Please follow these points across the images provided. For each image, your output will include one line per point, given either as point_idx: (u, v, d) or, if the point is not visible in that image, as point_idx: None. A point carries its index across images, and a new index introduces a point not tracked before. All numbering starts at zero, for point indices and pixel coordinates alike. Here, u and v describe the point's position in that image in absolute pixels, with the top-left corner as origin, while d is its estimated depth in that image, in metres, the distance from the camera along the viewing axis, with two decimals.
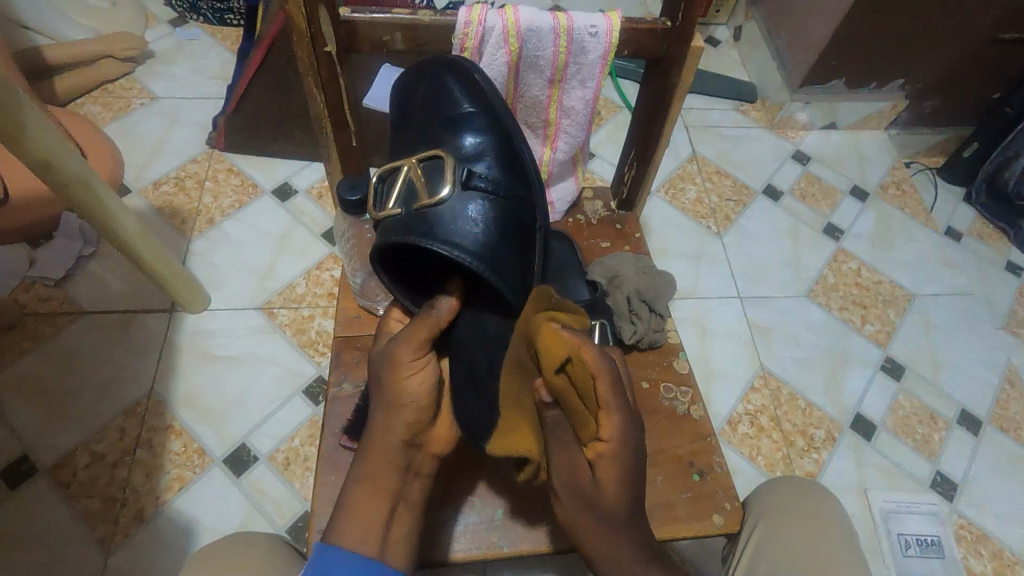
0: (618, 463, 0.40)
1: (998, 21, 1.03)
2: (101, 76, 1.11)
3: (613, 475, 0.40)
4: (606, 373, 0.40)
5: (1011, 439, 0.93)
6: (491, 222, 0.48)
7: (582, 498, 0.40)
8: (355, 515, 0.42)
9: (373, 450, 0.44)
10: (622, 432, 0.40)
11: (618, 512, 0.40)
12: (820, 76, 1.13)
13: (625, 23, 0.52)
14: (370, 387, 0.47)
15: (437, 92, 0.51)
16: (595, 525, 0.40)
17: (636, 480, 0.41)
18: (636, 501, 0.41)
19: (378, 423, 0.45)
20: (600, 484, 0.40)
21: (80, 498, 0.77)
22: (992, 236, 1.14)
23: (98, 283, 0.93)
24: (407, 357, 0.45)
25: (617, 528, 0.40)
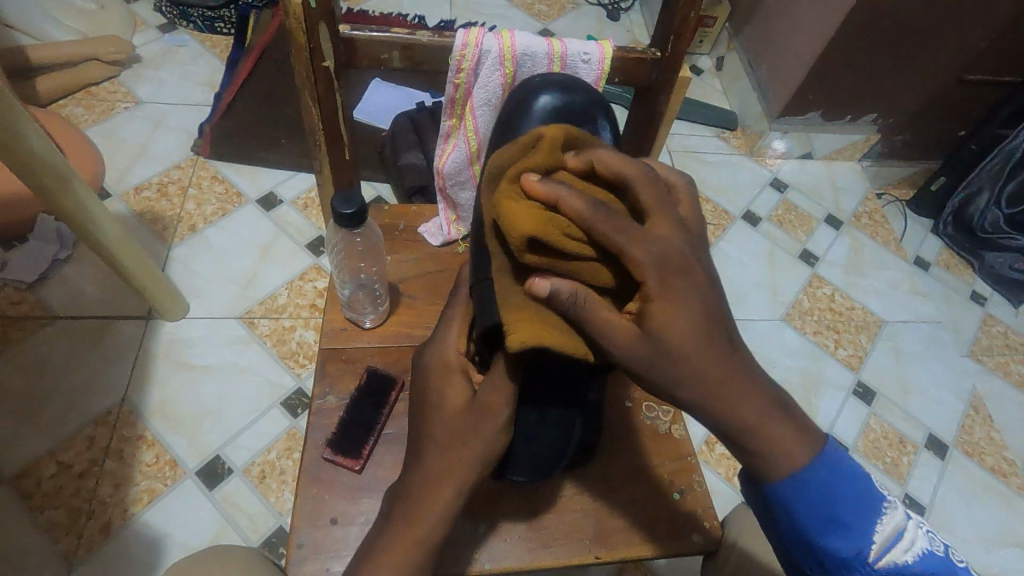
0: (676, 292, 0.35)
1: (964, 63, 1.08)
2: (85, 78, 1.10)
3: (689, 291, 0.35)
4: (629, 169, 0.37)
5: (976, 464, 0.96)
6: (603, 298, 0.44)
7: (662, 349, 0.35)
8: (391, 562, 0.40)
9: (425, 500, 0.41)
10: (664, 247, 0.35)
11: (727, 345, 0.35)
12: (798, 108, 1.17)
13: (617, 52, 0.53)
14: (439, 433, 0.43)
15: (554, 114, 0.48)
16: (708, 383, 0.35)
17: (708, 302, 0.35)
18: (715, 328, 0.35)
19: (440, 476, 0.41)
20: (665, 325, 0.34)
21: (44, 509, 0.75)
22: (958, 266, 1.19)
23: (74, 287, 0.91)
24: (502, 414, 0.42)
25: (704, 367, 0.35)
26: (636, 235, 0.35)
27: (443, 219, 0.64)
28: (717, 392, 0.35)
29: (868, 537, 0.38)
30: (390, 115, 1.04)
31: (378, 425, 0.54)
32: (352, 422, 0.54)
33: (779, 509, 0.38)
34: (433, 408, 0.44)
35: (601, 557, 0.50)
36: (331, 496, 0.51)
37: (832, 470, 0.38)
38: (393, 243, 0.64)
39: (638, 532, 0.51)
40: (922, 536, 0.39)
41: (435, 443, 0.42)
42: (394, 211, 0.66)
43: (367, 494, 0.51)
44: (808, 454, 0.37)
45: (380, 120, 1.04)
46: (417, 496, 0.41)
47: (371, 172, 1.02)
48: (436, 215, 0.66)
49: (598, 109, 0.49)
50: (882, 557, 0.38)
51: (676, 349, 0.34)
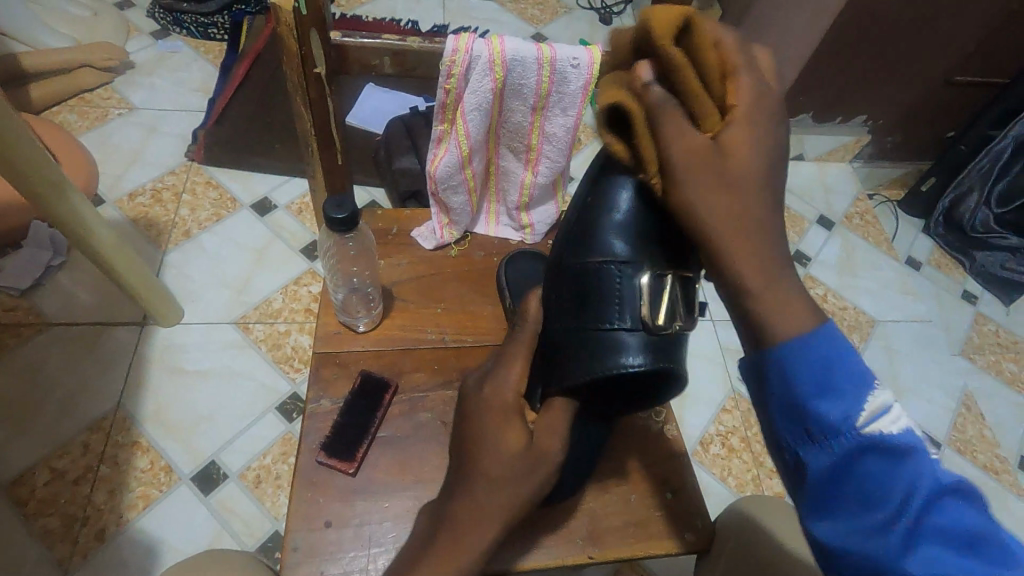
0: (745, 140, 0.37)
1: (952, 65, 1.10)
2: (79, 85, 1.10)
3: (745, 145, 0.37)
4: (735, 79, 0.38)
5: (968, 462, 0.97)
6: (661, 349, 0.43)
7: (718, 180, 0.36)
8: None
9: (468, 532, 0.40)
10: (750, 129, 0.37)
11: (760, 203, 0.36)
12: (789, 110, 1.18)
13: (605, 57, 0.54)
14: (490, 471, 0.41)
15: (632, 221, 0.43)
16: (732, 229, 0.36)
17: (762, 160, 0.37)
18: (761, 183, 0.37)
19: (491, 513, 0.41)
20: (725, 150, 0.36)
21: (37, 516, 0.74)
22: (949, 265, 1.20)
23: (68, 293, 0.91)
24: (555, 455, 0.42)
25: (740, 193, 0.36)
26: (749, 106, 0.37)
27: (436, 223, 0.64)
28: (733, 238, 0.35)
29: (857, 404, 0.33)
30: (383, 119, 1.05)
31: (372, 428, 0.54)
32: (346, 425, 0.54)
33: (772, 381, 0.34)
34: (489, 447, 0.42)
35: (594, 556, 0.50)
36: (325, 500, 0.51)
37: (825, 348, 0.33)
38: (386, 247, 0.65)
39: (631, 531, 0.52)
40: (908, 418, 0.34)
41: (483, 479, 0.41)
42: (387, 215, 0.67)
43: (362, 497, 0.51)
44: (813, 323, 0.34)
45: (374, 124, 1.05)
46: (460, 525, 0.41)
47: (365, 176, 1.02)
48: (429, 219, 0.66)
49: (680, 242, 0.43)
50: (868, 430, 0.32)
51: (723, 178, 0.36)
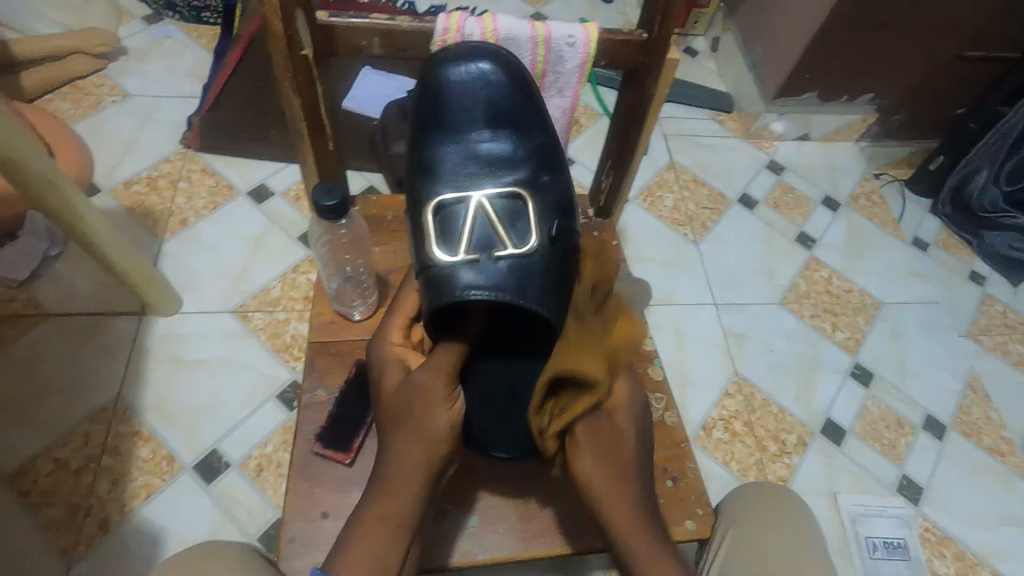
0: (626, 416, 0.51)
1: (963, 39, 1.06)
2: (71, 71, 1.08)
3: (625, 414, 0.51)
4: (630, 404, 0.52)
5: (973, 444, 0.96)
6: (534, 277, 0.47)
7: (608, 452, 0.48)
8: (360, 548, 0.41)
9: (390, 486, 0.43)
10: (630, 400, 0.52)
11: (632, 468, 0.48)
12: (794, 88, 1.16)
13: (603, 34, 0.52)
14: (391, 421, 0.45)
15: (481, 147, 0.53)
16: (608, 482, 0.47)
17: (640, 433, 0.51)
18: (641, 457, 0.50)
19: (402, 460, 0.44)
20: (615, 425, 0.50)
21: (41, 506, 0.75)
22: (957, 246, 1.18)
23: (65, 284, 0.90)
24: (436, 390, 0.45)
25: (623, 476, 0.48)
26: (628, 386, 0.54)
27: None
28: (612, 495, 0.47)
29: None
30: (379, 103, 1.03)
31: (368, 419, 0.54)
32: (342, 417, 0.54)
33: None
34: (378, 398, 0.48)
35: (594, 546, 0.54)
36: (322, 491, 0.51)
37: None
38: (381, 234, 0.64)
39: None
40: None
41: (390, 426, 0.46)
42: (382, 201, 0.66)
43: (359, 487, 0.51)
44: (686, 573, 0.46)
45: (370, 108, 1.03)
46: (384, 483, 0.43)
47: (361, 162, 1.01)
48: None
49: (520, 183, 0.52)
50: None
51: (616, 457, 0.48)
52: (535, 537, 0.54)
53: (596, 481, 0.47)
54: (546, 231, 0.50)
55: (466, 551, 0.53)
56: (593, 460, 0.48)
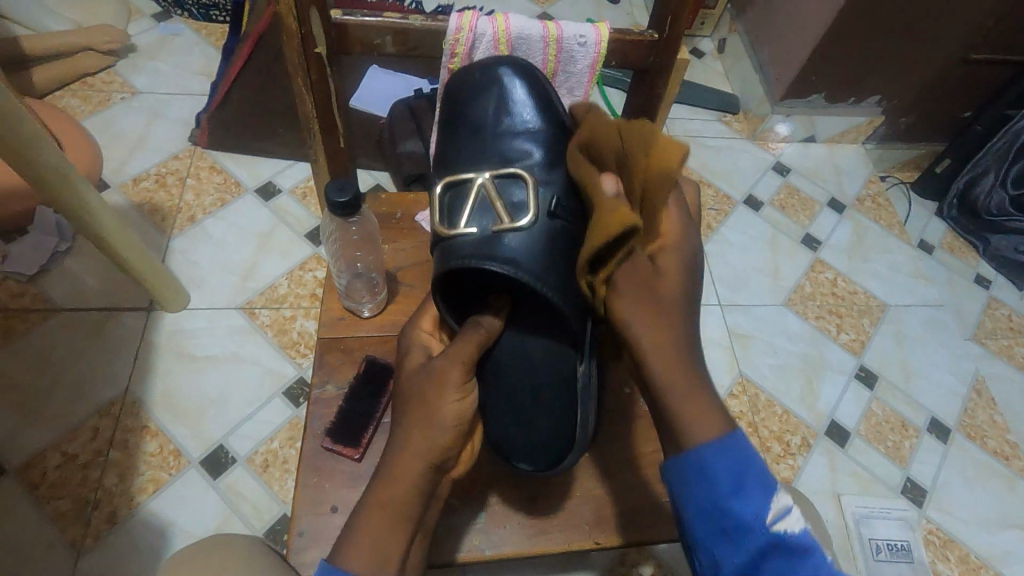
0: (676, 253, 0.44)
1: (970, 42, 1.06)
2: (81, 68, 1.09)
3: (676, 260, 0.44)
4: (680, 240, 0.45)
5: (978, 447, 0.96)
6: (551, 247, 0.46)
7: (640, 285, 0.42)
8: (362, 541, 0.40)
9: (396, 478, 0.42)
10: (679, 231, 0.46)
11: (680, 313, 0.41)
12: (801, 90, 1.16)
13: (614, 34, 0.52)
14: (405, 406, 0.45)
15: (496, 96, 0.51)
16: (646, 317, 0.41)
17: (691, 275, 0.44)
18: (692, 292, 0.44)
19: (410, 445, 0.43)
20: (661, 267, 0.43)
21: (50, 499, 0.75)
22: (962, 249, 1.18)
23: (74, 279, 0.91)
24: (450, 375, 0.45)
25: (665, 308, 0.41)
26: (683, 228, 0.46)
27: None
28: (654, 339, 0.40)
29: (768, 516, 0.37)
30: (386, 102, 1.03)
31: (377, 415, 0.54)
32: (352, 412, 0.54)
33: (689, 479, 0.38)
34: (399, 377, 0.49)
35: (601, 542, 0.54)
36: (331, 485, 0.52)
37: (747, 458, 0.38)
38: (391, 232, 0.64)
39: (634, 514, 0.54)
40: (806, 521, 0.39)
41: (403, 410, 0.45)
42: (391, 199, 0.66)
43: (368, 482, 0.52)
44: (726, 428, 0.39)
45: (377, 107, 1.03)
46: (388, 473, 0.42)
47: (370, 162, 1.02)
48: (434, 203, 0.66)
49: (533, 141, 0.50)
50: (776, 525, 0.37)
51: (651, 293, 0.42)
52: (542, 533, 0.54)
53: (633, 314, 0.42)
54: (546, 205, 0.48)
55: (474, 546, 0.53)
56: (628, 301, 0.42)
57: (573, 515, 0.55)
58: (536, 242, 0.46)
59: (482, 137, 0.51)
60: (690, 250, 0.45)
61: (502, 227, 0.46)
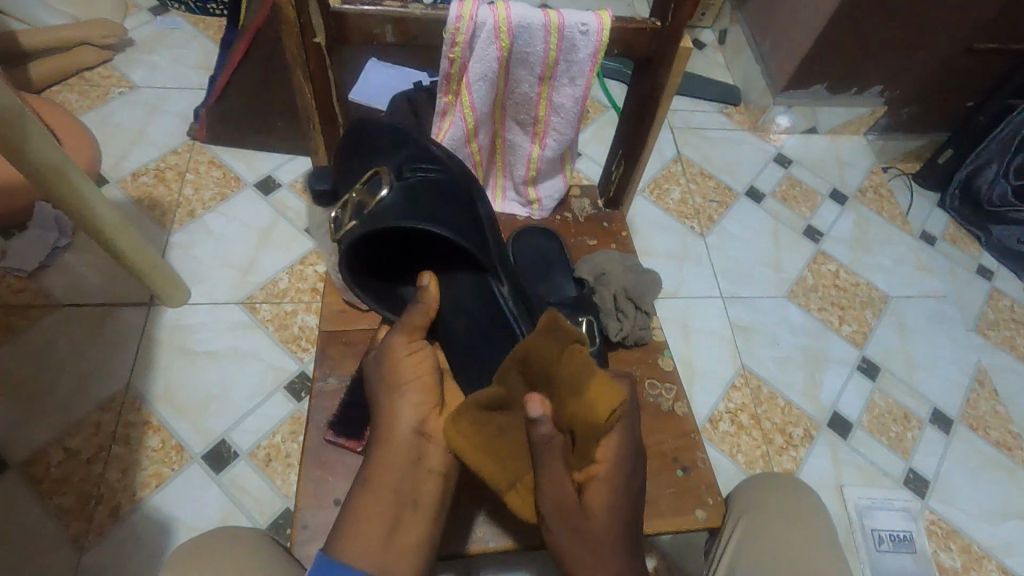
0: (611, 479, 0.44)
1: (973, 30, 1.06)
2: (78, 63, 1.08)
3: (608, 490, 0.43)
4: (615, 441, 0.45)
5: (981, 438, 0.96)
6: (428, 191, 0.50)
7: (574, 527, 0.42)
8: (357, 523, 0.41)
9: (383, 451, 0.44)
10: (618, 451, 0.45)
11: (613, 540, 0.42)
12: (802, 81, 1.15)
13: (616, 22, 0.52)
14: (372, 386, 0.49)
15: (351, 131, 0.56)
16: (587, 553, 0.41)
17: (628, 492, 0.44)
18: (629, 512, 0.44)
19: (387, 412, 0.46)
20: (591, 499, 0.43)
21: (53, 494, 0.75)
22: (964, 240, 1.18)
23: (74, 275, 0.90)
24: (393, 341, 0.49)
25: (600, 545, 0.41)
26: (625, 433, 0.45)
27: None
28: (584, 573, 0.41)
29: None
30: (385, 95, 1.02)
31: None
32: (353, 405, 0.54)
33: None
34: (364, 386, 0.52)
35: None
36: (333, 478, 0.52)
37: None
38: None
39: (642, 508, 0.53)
40: None
41: (372, 391, 0.49)
42: None
43: None
44: None
45: (377, 100, 1.02)
46: (376, 452, 0.45)
47: None
48: None
49: (403, 135, 0.54)
50: None
51: (582, 521, 0.42)
52: None
53: (565, 546, 0.42)
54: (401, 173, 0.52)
55: (479, 538, 0.53)
56: (558, 530, 0.42)
57: None
58: (416, 187, 0.50)
59: (361, 163, 0.54)
60: (630, 455, 0.45)
61: (370, 203, 0.50)
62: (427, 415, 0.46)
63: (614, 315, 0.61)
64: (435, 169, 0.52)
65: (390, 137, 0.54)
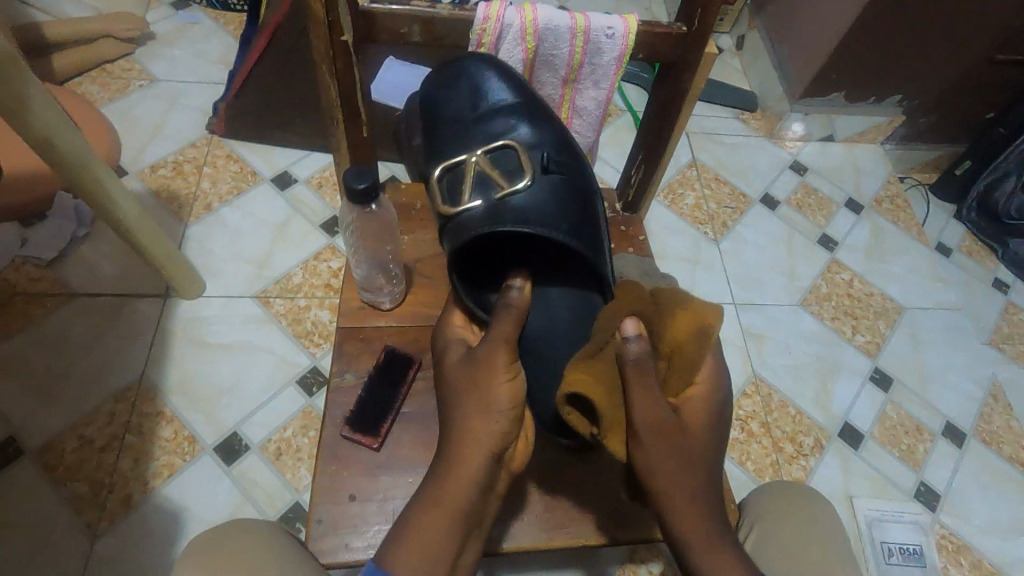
0: (704, 406, 0.45)
1: (996, 41, 1.05)
2: (101, 55, 1.09)
3: (701, 415, 0.45)
4: (707, 373, 0.47)
5: (993, 453, 0.95)
6: (561, 194, 0.52)
7: (673, 444, 0.42)
8: (416, 543, 0.40)
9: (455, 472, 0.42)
10: (710, 381, 0.47)
11: (702, 460, 0.43)
12: (821, 88, 1.15)
13: (642, 26, 0.52)
14: (453, 393, 0.46)
15: (471, 91, 0.55)
16: (679, 472, 0.42)
17: (718, 422, 0.46)
18: (717, 439, 0.45)
19: (467, 436, 0.43)
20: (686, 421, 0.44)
21: (67, 481, 0.76)
22: (981, 253, 1.17)
23: (92, 265, 0.91)
24: (495, 360, 0.45)
25: (692, 463, 0.43)
26: (716, 367, 0.47)
27: None
28: (674, 490, 0.42)
29: None
30: (403, 93, 1.02)
31: (396, 405, 0.55)
32: (370, 401, 0.55)
33: None
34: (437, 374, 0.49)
35: (617, 538, 0.54)
36: (348, 473, 0.52)
37: None
38: (411, 222, 0.65)
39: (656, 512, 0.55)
40: None
41: (454, 402, 0.45)
42: (411, 190, 0.67)
43: (386, 472, 0.52)
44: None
45: (394, 98, 1.02)
46: (453, 470, 0.42)
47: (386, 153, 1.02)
48: None
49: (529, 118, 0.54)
50: None
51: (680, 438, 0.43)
52: (558, 528, 0.54)
53: (657, 464, 0.42)
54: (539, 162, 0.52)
55: (492, 539, 0.53)
56: (655, 448, 0.42)
57: (590, 509, 0.55)
58: (549, 188, 0.51)
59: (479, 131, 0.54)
60: (720, 390, 0.47)
61: (503, 190, 0.50)
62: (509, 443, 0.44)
63: None
64: (570, 172, 0.53)
65: (508, 126, 0.53)
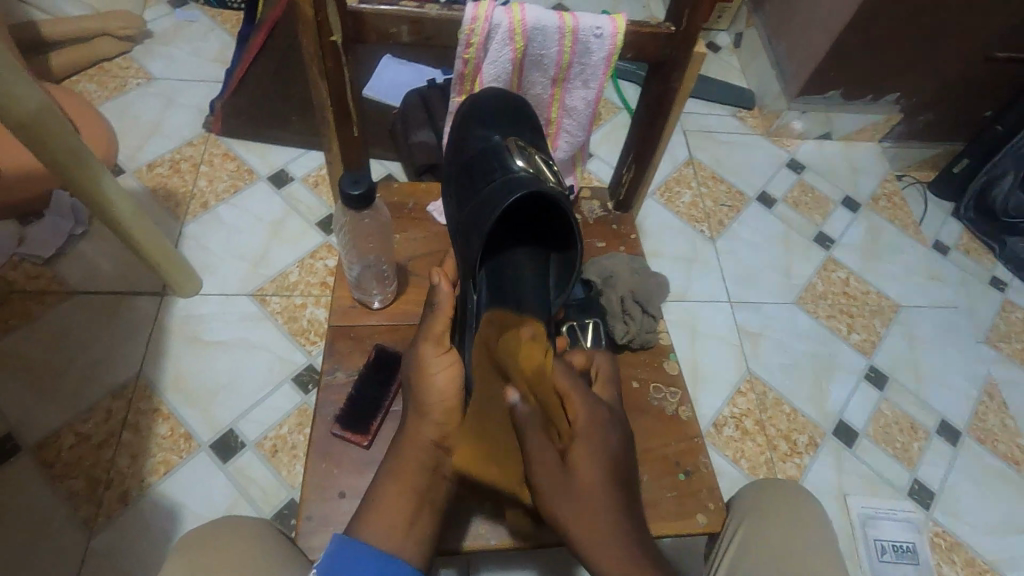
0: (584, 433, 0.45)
1: (994, 38, 1.04)
2: (98, 54, 1.10)
3: (586, 429, 0.45)
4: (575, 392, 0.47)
5: (988, 450, 0.96)
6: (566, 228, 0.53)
7: (561, 483, 0.43)
8: (377, 511, 0.43)
9: (405, 456, 0.46)
10: (585, 409, 0.47)
11: (597, 481, 0.43)
12: (817, 86, 1.15)
13: (629, 26, 0.52)
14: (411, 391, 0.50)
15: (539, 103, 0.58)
16: (569, 500, 0.42)
17: (605, 447, 0.45)
18: (609, 464, 0.45)
19: (411, 426, 0.48)
20: (571, 459, 0.44)
21: (64, 478, 0.77)
22: (978, 250, 1.16)
23: (88, 263, 0.92)
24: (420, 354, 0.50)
25: (584, 490, 0.43)
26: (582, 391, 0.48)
27: None
28: (575, 518, 0.42)
29: None
30: (399, 91, 1.02)
31: (386, 403, 0.55)
32: (363, 399, 0.55)
33: None
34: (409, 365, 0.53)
35: None
36: (339, 470, 0.52)
37: None
38: (402, 221, 0.65)
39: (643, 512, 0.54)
40: None
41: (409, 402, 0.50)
42: (403, 189, 0.68)
43: (375, 468, 0.52)
44: None
45: (389, 96, 1.02)
46: (402, 447, 0.47)
47: (383, 151, 1.02)
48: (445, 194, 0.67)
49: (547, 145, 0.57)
50: None
51: (569, 476, 0.43)
52: None
53: (554, 504, 0.43)
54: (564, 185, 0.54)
55: (480, 534, 0.54)
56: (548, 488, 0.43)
57: None
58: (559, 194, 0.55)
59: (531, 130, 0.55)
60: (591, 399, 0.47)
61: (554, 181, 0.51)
62: (448, 430, 0.48)
63: (621, 317, 0.61)
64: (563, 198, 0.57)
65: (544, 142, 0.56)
